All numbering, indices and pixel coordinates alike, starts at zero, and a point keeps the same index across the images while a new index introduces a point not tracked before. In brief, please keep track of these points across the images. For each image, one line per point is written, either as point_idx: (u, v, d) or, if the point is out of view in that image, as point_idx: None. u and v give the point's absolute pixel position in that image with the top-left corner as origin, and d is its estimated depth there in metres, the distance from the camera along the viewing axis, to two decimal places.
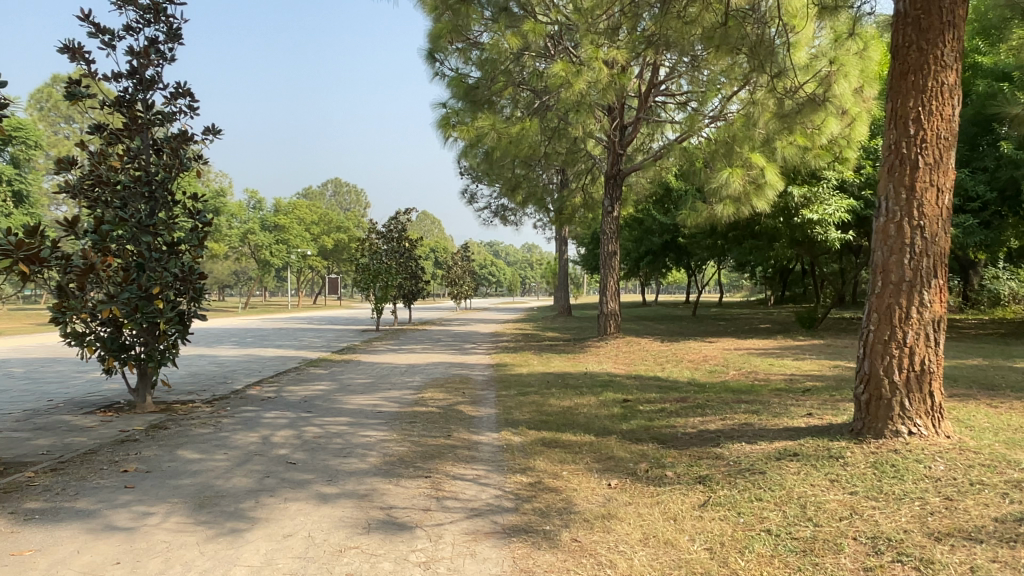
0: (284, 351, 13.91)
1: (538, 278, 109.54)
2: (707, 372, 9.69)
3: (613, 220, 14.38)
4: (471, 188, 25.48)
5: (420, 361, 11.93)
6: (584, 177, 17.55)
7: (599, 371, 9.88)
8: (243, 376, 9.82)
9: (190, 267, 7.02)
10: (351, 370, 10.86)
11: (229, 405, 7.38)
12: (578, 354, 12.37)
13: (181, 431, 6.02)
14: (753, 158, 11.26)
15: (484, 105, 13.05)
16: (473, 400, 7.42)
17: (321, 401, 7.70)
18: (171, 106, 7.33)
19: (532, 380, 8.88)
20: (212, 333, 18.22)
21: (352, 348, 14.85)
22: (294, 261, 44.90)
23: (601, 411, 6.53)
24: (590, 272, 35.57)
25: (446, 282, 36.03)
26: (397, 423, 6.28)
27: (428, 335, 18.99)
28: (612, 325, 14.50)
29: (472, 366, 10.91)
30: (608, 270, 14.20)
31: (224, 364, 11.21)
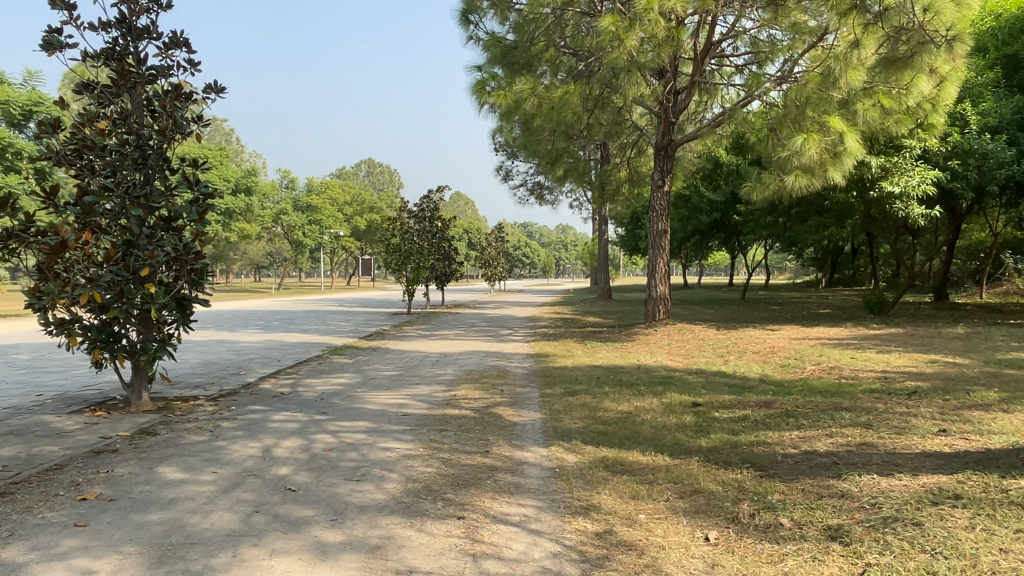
0: (309, 337, 13.06)
1: (572, 260, 108.12)
2: (778, 367, 8.49)
3: (663, 195, 13.13)
4: (507, 165, 24.35)
5: (453, 349, 10.92)
6: (629, 150, 16.23)
7: (654, 364, 8.74)
8: (259, 366, 8.92)
9: (186, 245, 6.01)
10: (377, 359, 9.89)
11: (236, 403, 6.45)
12: (626, 342, 11.24)
13: (172, 439, 5.10)
14: (831, 121, 9.91)
15: (523, 69, 11.88)
16: (513, 401, 6.37)
17: (340, 399, 6.73)
18: (165, 59, 6.31)
19: (580, 375, 7.78)
20: (238, 317, 17.52)
21: (382, 334, 13.94)
22: (327, 241, 44.42)
23: (670, 420, 5.40)
24: (629, 253, 34.20)
25: (480, 263, 35.04)
26: (425, 430, 5.25)
27: (461, 319, 18.00)
28: (661, 311, 13.29)
29: (509, 357, 9.84)
30: (658, 250, 12.98)
31: (241, 352, 10.35)
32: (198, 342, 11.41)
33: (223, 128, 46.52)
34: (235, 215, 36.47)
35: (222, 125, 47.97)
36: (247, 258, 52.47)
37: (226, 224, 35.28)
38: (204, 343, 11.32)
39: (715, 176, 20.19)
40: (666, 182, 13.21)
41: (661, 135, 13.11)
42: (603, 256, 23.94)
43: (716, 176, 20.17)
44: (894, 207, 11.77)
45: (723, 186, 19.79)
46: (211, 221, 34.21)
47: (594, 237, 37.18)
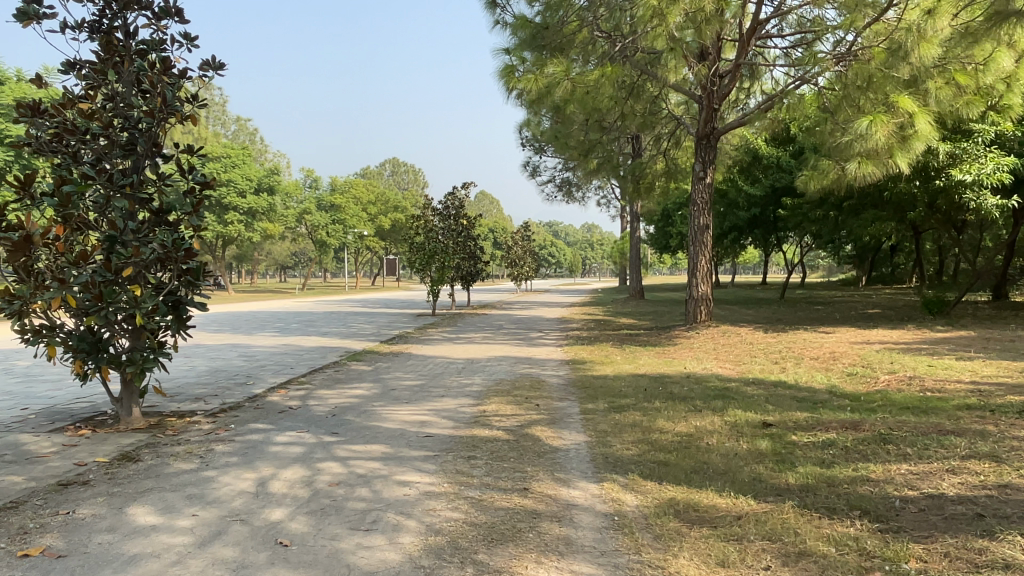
0: (327, 340, 12.35)
1: (599, 259, 106.78)
2: (847, 378, 7.54)
3: (705, 187, 12.19)
4: (534, 160, 23.54)
5: (480, 354, 10.10)
6: (665, 140, 15.29)
7: (705, 373, 7.83)
8: (270, 374, 8.20)
9: (180, 241, 5.28)
10: (398, 366, 9.11)
11: (237, 421, 5.71)
12: (669, 346, 10.34)
13: (156, 467, 4.36)
14: (900, 102, 8.99)
15: (555, 51, 11.05)
16: (551, 419, 5.53)
17: (355, 414, 5.96)
18: (157, 32, 5.57)
19: (624, 387, 6.92)
20: (256, 318, 16.89)
21: (404, 337, 13.19)
22: (351, 241, 43.84)
23: (743, 447, 4.52)
24: (659, 251, 33.14)
25: (505, 262, 34.26)
26: (449, 458, 4.44)
27: (487, 320, 17.20)
28: (703, 312, 12.34)
29: (542, 364, 8.99)
30: (700, 246, 12.04)
31: (253, 358, 9.64)
32: (209, 347, 10.74)
33: (248, 128, 46.38)
34: (259, 215, 36.10)
35: (247, 125, 47.87)
36: (272, 258, 52.32)
37: (250, 224, 34.92)
38: (215, 348, 10.65)
39: (754, 169, 19.16)
40: (708, 173, 12.24)
41: (702, 122, 12.13)
42: (635, 254, 22.95)
43: (755, 169, 19.13)
44: (964, 197, 10.60)
45: (763, 179, 18.74)
46: (235, 221, 33.92)
47: (623, 236, 36.15)
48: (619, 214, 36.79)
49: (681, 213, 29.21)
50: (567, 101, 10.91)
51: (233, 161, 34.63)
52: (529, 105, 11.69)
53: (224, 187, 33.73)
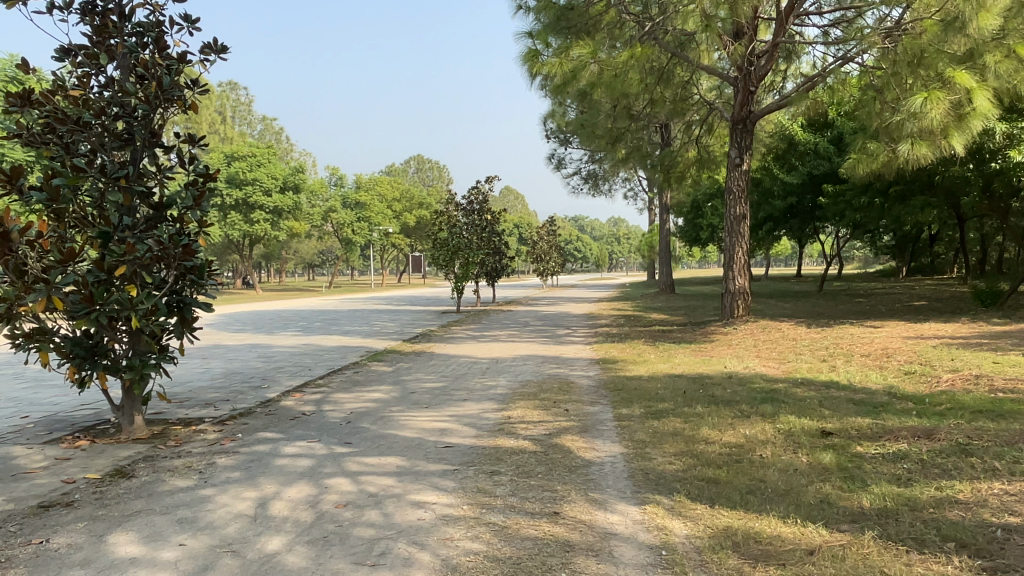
0: (349, 339, 11.99)
1: (626, 253, 105.48)
2: (905, 377, 6.92)
3: (741, 174, 11.56)
4: (559, 153, 22.97)
5: (506, 353, 9.63)
6: (697, 128, 14.66)
7: (747, 373, 7.27)
8: (286, 376, 7.83)
9: (176, 236, 4.90)
10: (419, 367, 8.68)
11: (245, 428, 5.32)
12: (705, 343, 9.78)
13: (150, 484, 3.98)
14: (957, 76, 8.29)
15: (582, 34, 10.51)
16: (583, 427, 5.04)
17: (371, 420, 5.53)
18: (154, 12, 5.20)
19: (661, 388, 6.40)
20: (280, 318, 16.65)
21: (428, 335, 12.76)
22: (376, 238, 43.55)
23: (802, 462, 4.00)
24: (689, 244, 32.34)
25: (531, 258, 33.73)
26: (471, 473, 3.98)
27: (514, 317, 16.73)
28: (740, 306, 11.71)
29: (571, 363, 8.49)
30: (736, 237, 11.44)
31: (271, 359, 9.30)
32: (227, 348, 10.44)
33: (273, 127, 46.49)
34: (285, 214, 35.99)
35: (272, 124, 47.99)
36: (299, 257, 52.49)
37: (276, 223, 34.90)
38: (234, 349, 10.34)
39: (789, 157, 18.39)
40: (744, 159, 11.61)
41: (738, 106, 11.49)
42: (664, 247, 22.28)
43: (790, 156, 18.36)
44: None
45: (799, 167, 17.98)
46: (260, 220, 33.93)
47: (651, 229, 35.39)
48: (646, 206, 36.04)
49: (712, 204, 28.41)
50: (594, 86, 10.36)
51: (257, 160, 34.63)
52: (554, 91, 11.17)
53: (250, 187, 33.74)
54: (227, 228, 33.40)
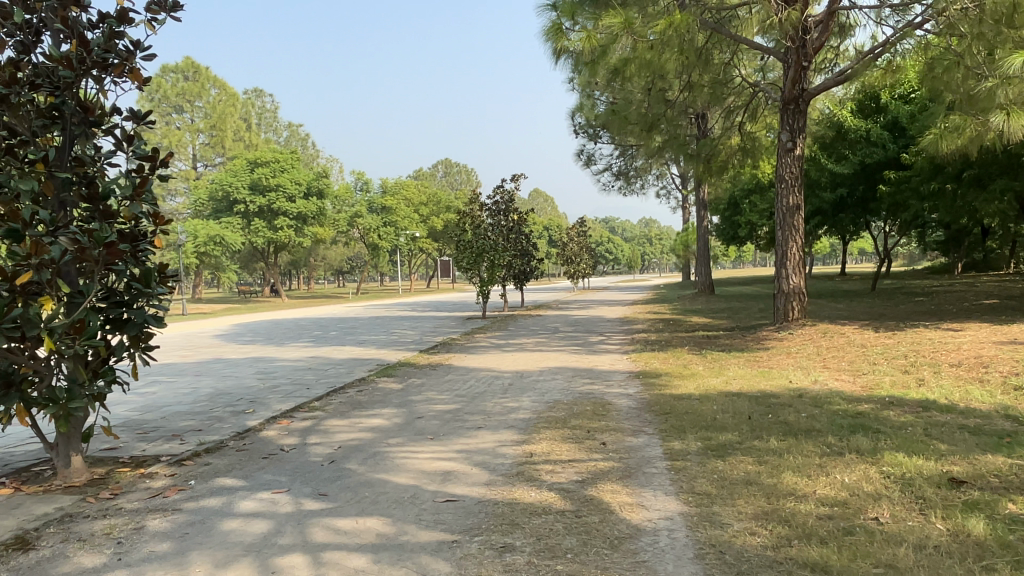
0: (362, 351, 10.97)
1: (659, 254, 103.30)
2: (1019, 394, 5.62)
3: (794, 160, 10.28)
4: (588, 149, 21.84)
5: (532, 366, 8.50)
6: (739, 114, 13.43)
7: (820, 391, 6.05)
8: (278, 398, 6.81)
9: (99, 233, 3.92)
10: (432, 384, 7.59)
11: (205, 471, 4.31)
12: (760, 352, 8.54)
13: (46, 563, 2.97)
14: None
15: (611, 6, 9.37)
16: (625, 471, 3.93)
17: (360, 459, 4.46)
18: None
19: (718, 412, 5.22)
20: (296, 328, 15.78)
21: (448, 345, 11.70)
22: (402, 243, 42.60)
23: (941, 533, 2.83)
24: (727, 242, 30.84)
25: (561, 260, 32.50)
26: (474, 550, 2.88)
27: (542, 322, 15.57)
28: (795, 308, 10.39)
29: (606, 379, 7.32)
30: (789, 231, 10.20)
31: (268, 375, 8.31)
32: (226, 364, 9.50)
33: (299, 133, 46.17)
34: (309, 220, 34.92)
35: (298, 130, 47.70)
36: (327, 264, 52.02)
37: (300, 229, 34.24)
38: (234, 365, 9.42)
39: (838, 145, 16.97)
40: (797, 143, 10.30)
41: (789, 83, 10.15)
42: (702, 246, 20.92)
43: (838, 145, 16.95)
44: None
45: (850, 156, 16.57)
46: (284, 226, 33.32)
47: (686, 227, 33.94)
48: (680, 205, 34.71)
49: (751, 200, 26.95)
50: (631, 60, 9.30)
51: (281, 166, 34.15)
52: (582, 71, 10.06)
53: (273, 193, 33.21)
54: (251, 236, 32.89)
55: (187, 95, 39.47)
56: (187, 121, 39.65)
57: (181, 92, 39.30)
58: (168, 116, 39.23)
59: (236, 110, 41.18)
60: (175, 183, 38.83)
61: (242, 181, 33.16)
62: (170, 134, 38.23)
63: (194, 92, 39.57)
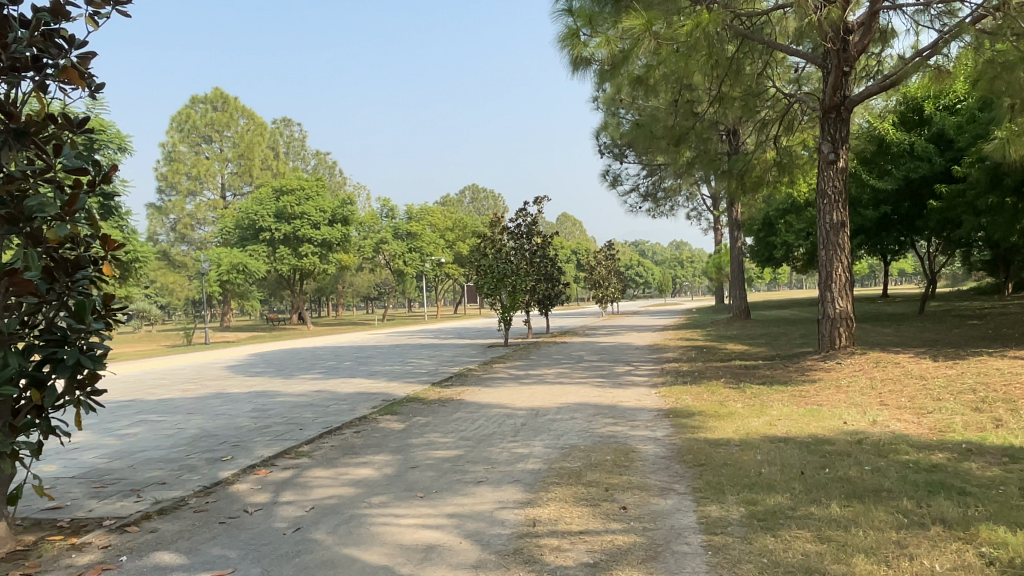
0: (371, 384, 10.29)
1: (691, 277, 101.45)
2: None
3: (837, 172, 9.40)
4: (614, 169, 21.16)
5: (550, 402, 7.70)
6: (774, 125, 12.66)
7: (883, 435, 5.15)
8: (264, 441, 6.14)
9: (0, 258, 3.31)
10: (437, 423, 6.83)
11: (147, 542, 3.62)
12: (806, 386, 7.63)
13: None
14: None
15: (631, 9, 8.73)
16: (649, 549, 3.12)
17: (329, 527, 3.73)
18: None
19: (761, 465, 4.38)
20: (311, 357, 15.23)
21: (464, 376, 10.95)
22: (429, 269, 42.09)
23: None
24: (761, 265, 29.71)
25: (589, 285, 31.66)
26: None
27: (567, 350, 14.75)
28: (842, 335, 9.45)
29: (631, 418, 6.49)
30: (834, 250, 9.35)
31: (263, 414, 7.66)
32: (224, 400, 8.90)
33: (326, 161, 46.41)
34: (334, 247, 34.73)
35: (325, 158, 47.99)
36: (355, 291, 51.88)
37: (325, 256, 33.97)
38: (232, 401, 8.82)
39: (879, 160, 16.04)
40: (839, 155, 9.42)
41: (828, 89, 9.32)
42: (735, 268, 19.93)
43: (880, 160, 16.06)
44: None
45: (893, 170, 15.59)
46: (309, 253, 33.07)
47: (718, 249, 32.90)
48: (711, 226, 33.72)
49: (785, 220, 25.90)
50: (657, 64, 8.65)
51: (306, 193, 34.15)
52: (603, 80, 9.43)
53: (298, 220, 33.10)
54: (276, 263, 32.72)
55: (216, 125, 40.00)
56: (215, 151, 40.18)
57: (210, 123, 39.83)
58: (198, 146, 39.83)
59: (264, 139, 41.58)
60: (203, 212, 39.14)
61: (267, 209, 33.22)
62: (198, 164, 38.86)
63: (222, 121, 40.13)
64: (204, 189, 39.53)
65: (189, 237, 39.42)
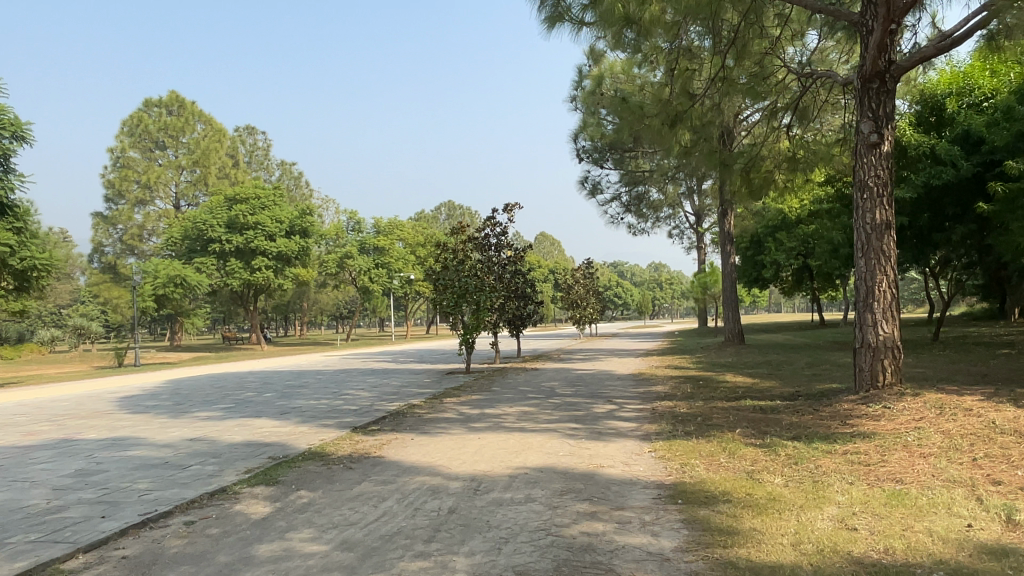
0: (277, 425, 7.90)
1: (670, 299, 99.96)
2: None
3: (881, 154, 7.31)
4: (594, 175, 19.10)
5: (500, 467, 5.32)
6: (785, 114, 10.65)
7: None
8: (16, 550, 3.72)
9: None
10: (322, 506, 4.46)
11: None
12: (862, 446, 5.40)
13: None
14: None
15: None
16: None
17: None
18: None
19: None
20: (234, 385, 12.77)
21: (402, 415, 8.58)
22: (397, 287, 39.67)
23: None
24: (748, 285, 27.73)
25: (566, 305, 29.55)
26: None
27: (536, 380, 12.43)
28: (886, 369, 7.25)
29: (620, 504, 4.14)
30: (876, 258, 7.22)
31: (78, 483, 5.22)
32: (56, 455, 6.44)
33: (291, 171, 44.01)
34: (292, 260, 32.17)
35: (290, 168, 45.58)
36: (320, 310, 49.19)
37: (281, 271, 31.39)
38: (66, 456, 6.37)
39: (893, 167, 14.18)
40: (884, 135, 7.31)
41: (870, 52, 7.29)
42: (727, 288, 17.81)
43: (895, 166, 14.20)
44: None
45: (911, 177, 13.72)
46: (263, 267, 30.45)
47: (703, 268, 30.99)
48: (695, 244, 31.79)
49: (775, 237, 23.99)
50: None
51: (261, 202, 31.72)
52: None
53: (251, 231, 30.66)
54: (227, 278, 30.13)
55: (171, 130, 37.55)
56: (169, 157, 37.58)
57: (164, 127, 37.36)
58: (150, 152, 37.25)
59: (222, 146, 39.07)
60: (153, 222, 36.46)
61: (218, 219, 30.81)
62: (150, 171, 36.25)
63: (178, 126, 37.72)
64: (154, 198, 36.84)
65: (138, 249, 36.69)
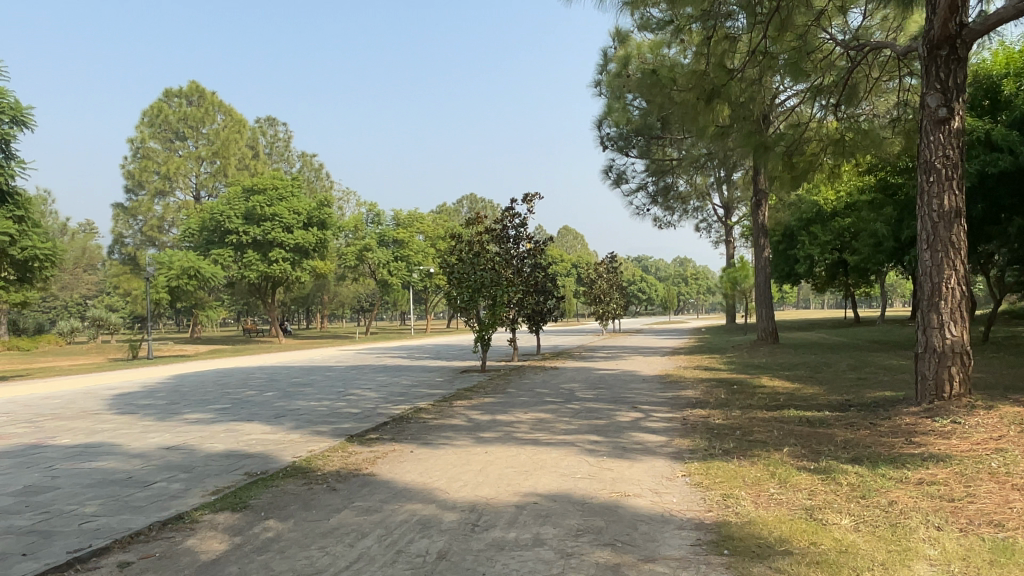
0: (267, 431, 7.18)
1: (695, 295, 98.42)
2: None
3: (949, 130, 6.37)
4: (618, 164, 18.17)
5: (507, 492, 4.51)
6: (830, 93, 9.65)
7: None
8: None
9: None
10: (289, 543, 3.68)
11: None
12: (940, 475, 4.50)
13: None
14: None
15: None
16: None
17: None
18: None
19: None
20: (237, 383, 12.13)
21: (405, 421, 7.82)
22: (416, 280, 39.11)
23: None
24: (779, 281, 26.55)
25: (588, 299, 28.64)
26: None
27: (555, 381, 11.61)
28: (954, 378, 6.30)
29: (651, 553, 3.31)
30: (943, 250, 6.28)
31: (18, 504, 4.50)
32: (13, 465, 5.76)
33: (311, 163, 43.62)
34: (309, 252, 31.69)
35: (310, 160, 45.16)
36: (340, 303, 48.86)
37: (298, 263, 30.91)
38: (23, 466, 5.69)
39: None
40: (954, 109, 6.35)
41: (939, 13, 6.35)
42: (760, 283, 16.78)
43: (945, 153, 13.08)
44: None
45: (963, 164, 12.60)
46: (280, 259, 29.91)
47: (731, 263, 29.85)
48: (723, 238, 30.63)
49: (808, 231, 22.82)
50: None
51: (279, 194, 31.24)
52: None
53: (269, 222, 30.18)
54: (244, 270, 29.64)
55: (190, 121, 37.32)
56: (189, 148, 37.35)
57: (184, 118, 37.14)
58: (170, 143, 37.07)
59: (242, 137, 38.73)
60: (172, 213, 36.26)
61: (236, 210, 30.38)
62: (169, 161, 36.01)
63: (198, 117, 37.46)
64: (174, 189, 36.62)
65: (158, 241, 36.59)
